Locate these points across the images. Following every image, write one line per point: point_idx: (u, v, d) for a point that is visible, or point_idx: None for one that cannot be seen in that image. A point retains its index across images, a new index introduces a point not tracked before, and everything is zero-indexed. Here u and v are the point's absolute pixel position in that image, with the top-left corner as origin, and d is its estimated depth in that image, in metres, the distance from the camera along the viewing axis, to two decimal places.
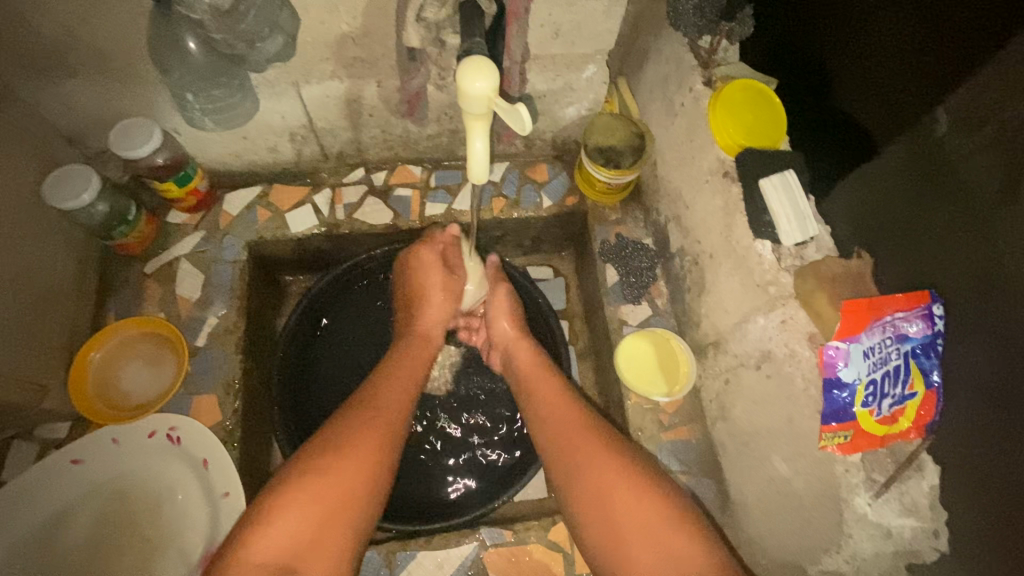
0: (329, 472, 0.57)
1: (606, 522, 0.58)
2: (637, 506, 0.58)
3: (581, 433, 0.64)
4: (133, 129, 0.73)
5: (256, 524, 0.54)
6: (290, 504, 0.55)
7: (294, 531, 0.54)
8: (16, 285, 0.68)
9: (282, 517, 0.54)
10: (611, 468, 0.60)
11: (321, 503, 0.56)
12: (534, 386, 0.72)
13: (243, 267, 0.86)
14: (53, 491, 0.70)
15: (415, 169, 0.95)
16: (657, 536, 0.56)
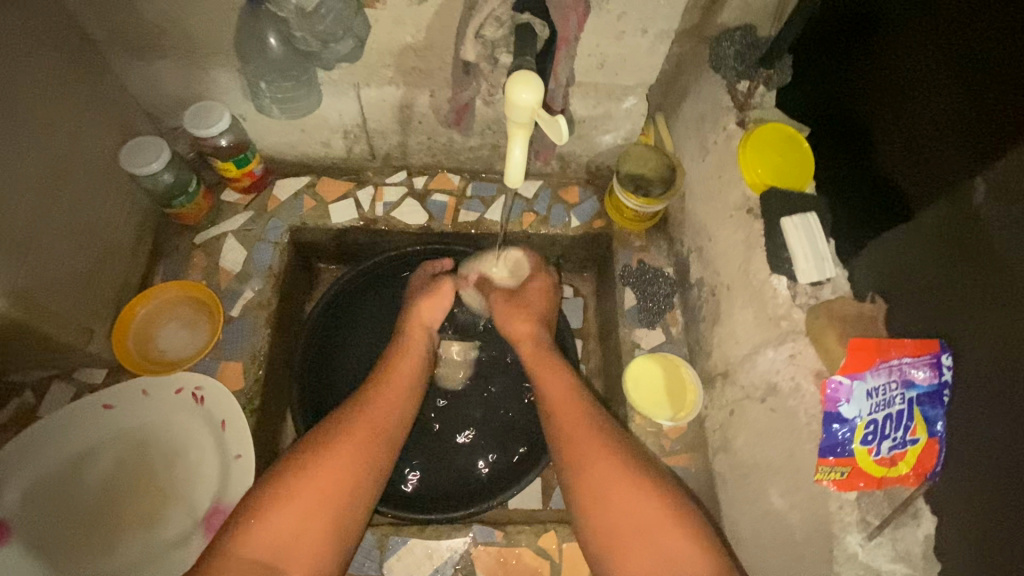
0: (311, 476, 0.60)
1: (607, 519, 0.60)
2: (637, 512, 0.59)
3: (581, 421, 0.67)
4: (207, 110, 0.80)
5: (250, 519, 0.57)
6: (275, 498, 0.58)
7: (279, 525, 0.57)
8: (83, 236, 0.75)
9: (269, 516, 0.57)
10: (609, 480, 0.61)
11: (303, 504, 0.58)
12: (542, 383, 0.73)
13: (283, 248, 0.92)
14: (83, 431, 0.75)
15: (454, 177, 1.00)
16: (656, 550, 0.57)
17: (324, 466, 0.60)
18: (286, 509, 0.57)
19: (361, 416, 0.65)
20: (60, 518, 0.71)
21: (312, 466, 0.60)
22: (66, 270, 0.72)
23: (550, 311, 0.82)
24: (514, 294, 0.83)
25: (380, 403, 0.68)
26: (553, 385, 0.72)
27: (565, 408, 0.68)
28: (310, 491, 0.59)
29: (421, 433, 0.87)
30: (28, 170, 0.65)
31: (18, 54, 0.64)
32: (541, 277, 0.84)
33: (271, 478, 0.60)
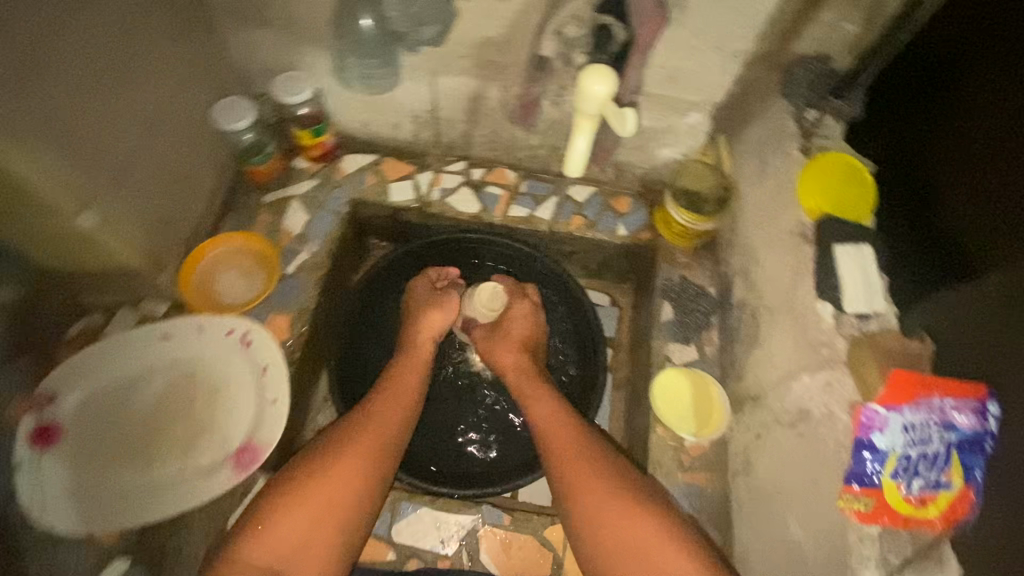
0: (309, 487, 0.62)
1: (606, 542, 0.60)
2: (629, 534, 0.59)
3: (576, 448, 0.67)
4: (293, 80, 0.87)
5: (252, 528, 0.60)
6: (274, 510, 0.61)
7: (282, 535, 0.59)
8: (169, 178, 0.82)
9: (269, 526, 0.60)
10: (601, 504, 0.62)
11: (304, 515, 0.61)
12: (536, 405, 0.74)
13: (342, 218, 0.97)
14: (137, 355, 0.80)
15: (510, 173, 1.03)
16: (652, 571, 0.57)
17: (325, 480, 0.63)
18: (288, 520, 0.60)
19: (360, 430, 0.67)
20: (106, 432, 0.76)
21: (313, 478, 0.63)
22: (150, 206, 0.79)
23: (534, 335, 0.84)
24: (494, 322, 0.85)
25: (381, 418, 0.70)
26: (549, 408, 0.73)
27: (555, 436, 0.69)
28: (310, 503, 0.61)
29: (443, 410, 0.89)
30: (133, 108, 0.73)
31: (142, 6, 0.71)
32: (519, 301, 0.86)
33: (276, 488, 0.63)
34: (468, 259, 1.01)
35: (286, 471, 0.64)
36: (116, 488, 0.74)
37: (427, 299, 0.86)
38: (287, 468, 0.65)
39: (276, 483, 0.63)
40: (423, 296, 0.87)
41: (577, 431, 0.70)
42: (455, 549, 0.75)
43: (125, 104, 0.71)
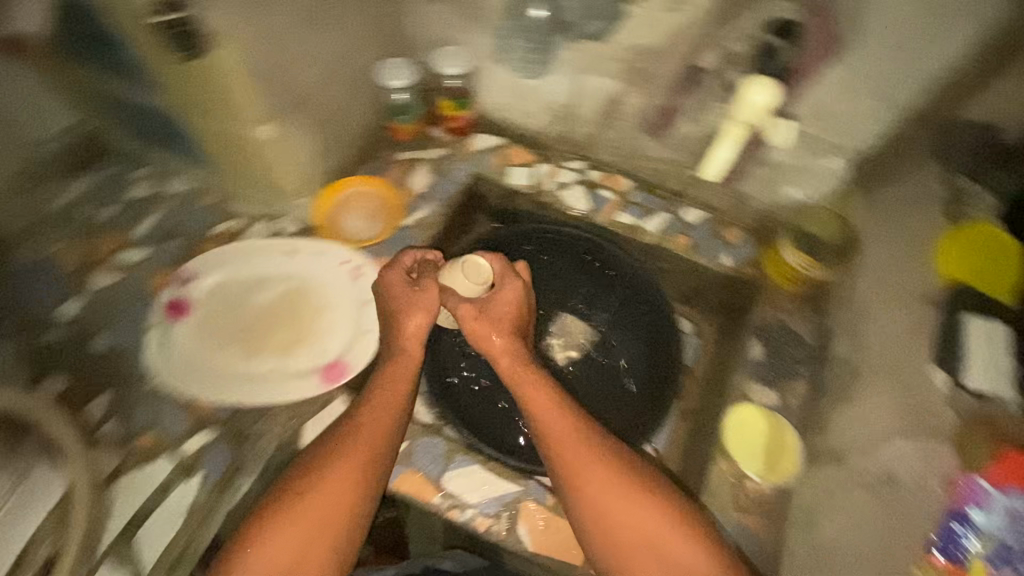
0: (302, 507, 0.66)
1: (610, 548, 0.66)
2: (642, 527, 0.65)
3: (573, 439, 0.68)
4: (450, 53, 0.97)
5: (249, 547, 0.65)
6: (268, 531, 0.65)
7: (279, 557, 0.64)
8: (326, 113, 0.93)
9: (266, 543, 0.65)
10: (609, 503, 0.66)
11: (298, 534, 0.65)
12: (534, 396, 0.71)
13: (461, 188, 1.05)
14: (266, 265, 0.92)
15: (624, 181, 1.05)
16: (663, 560, 0.65)
17: (316, 499, 0.66)
18: (282, 540, 0.65)
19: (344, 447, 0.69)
20: (227, 322, 0.87)
21: (303, 500, 0.66)
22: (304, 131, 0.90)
23: (518, 321, 0.75)
24: (481, 303, 0.75)
25: (365, 433, 0.71)
26: (548, 399, 0.71)
27: (552, 434, 0.69)
28: (305, 523, 0.65)
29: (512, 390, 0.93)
30: None
31: None
32: (510, 282, 0.76)
33: (268, 509, 0.67)
34: (568, 251, 1.03)
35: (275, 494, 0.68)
36: (216, 367, 0.84)
37: (406, 296, 0.77)
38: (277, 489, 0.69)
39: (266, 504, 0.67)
40: (399, 283, 0.78)
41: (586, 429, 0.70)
42: (495, 512, 0.77)
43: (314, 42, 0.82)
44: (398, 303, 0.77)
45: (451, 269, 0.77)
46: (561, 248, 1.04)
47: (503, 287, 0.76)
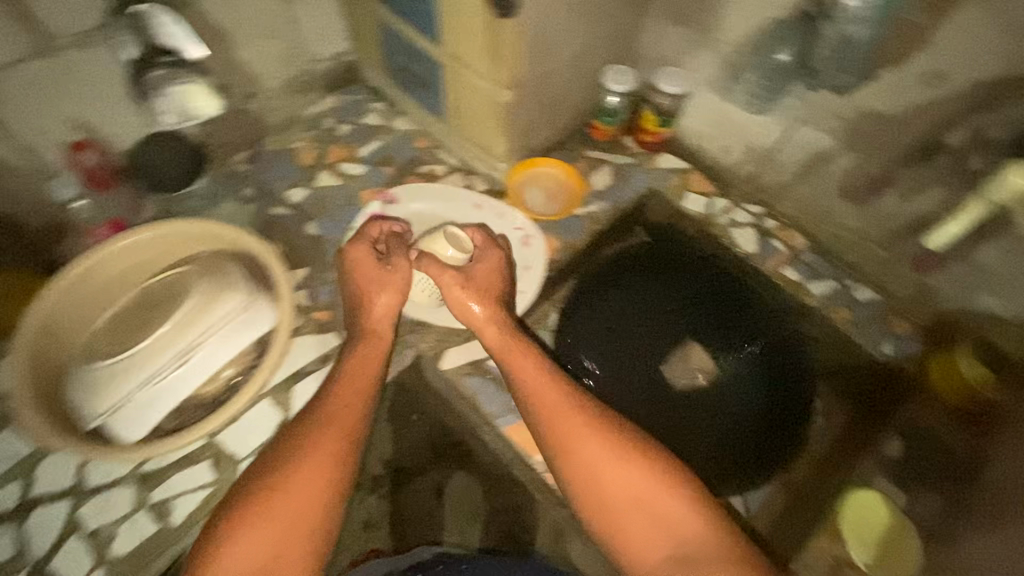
0: (280, 496, 0.65)
1: (601, 507, 0.69)
2: (628, 483, 0.68)
3: (556, 396, 0.74)
4: (672, 75, 1.02)
5: (220, 545, 0.63)
6: (239, 526, 0.64)
7: (251, 556, 0.62)
8: (554, 105, 1.01)
9: (239, 538, 0.63)
10: (598, 459, 0.69)
11: (275, 524, 0.64)
12: (513, 359, 0.79)
13: (638, 197, 1.11)
14: (454, 210, 1.05)
15: (796, 239, 1.07)
16: (652, 515, 0.67)
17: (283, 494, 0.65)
18: (254, 540, 0.63)
19: (307, 433, 0.71)
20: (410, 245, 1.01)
21: (268, 496, 0.65)
22: (534, 116, 0.99)
23: (500, 286, 0.87)
24: (467, 272, 0.86)
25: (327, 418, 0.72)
26: (525, 361, 0.78)
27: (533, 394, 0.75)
28: (283, 512, 0.64)
29: (639, 394, 1.00)
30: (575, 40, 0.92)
31: None
32: (489, 249, 0.89)
33: (231, 514, 0.65)
34: (720, 278, 1.04)
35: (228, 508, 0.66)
36: None
37: (377, 277, 0.84)
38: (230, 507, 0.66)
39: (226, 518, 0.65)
40: (371, 258, 0.85)
41: (563, 386, 0.76)
42: None
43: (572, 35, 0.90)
44: (363, 282, 0.84)
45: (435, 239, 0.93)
46: (716, 288, 1.04)
47: (492, 254, 0.89)
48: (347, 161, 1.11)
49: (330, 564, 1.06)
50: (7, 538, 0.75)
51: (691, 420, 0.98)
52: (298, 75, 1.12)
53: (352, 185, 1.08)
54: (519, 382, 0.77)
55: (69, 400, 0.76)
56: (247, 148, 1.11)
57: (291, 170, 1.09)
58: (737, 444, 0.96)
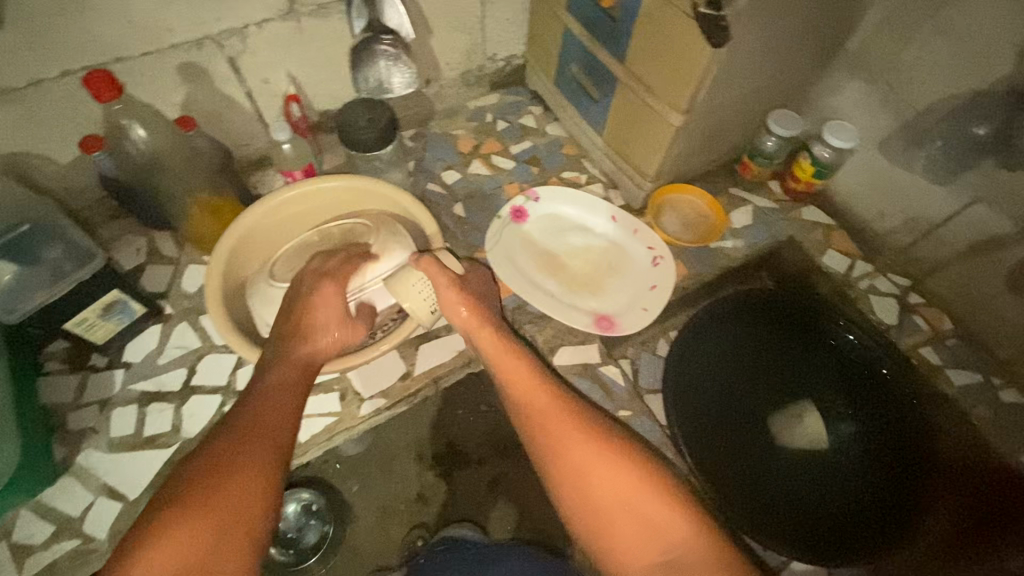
0: (218, 488, 0.62)
1: (586, 511, 0.69)
2: (615, 484, 0.69)
3: (544, 397, 0.76)
4: (842, 129, 1.00)
5: (149, 543, 0.58)
6: (172, 519, 0.60)
7: (186, 547, 0.59)
8: (718, 140, 1.05)
9: (172, 531, 0.59)
10: (587, 460, 0.70)
11: (214, 516, 0.60)
12: (503, 365, 0.80)
13: (776, 241, 1.10)
14: (591, 217, 1.08)
15: (944, 321, 1.02)
16: (638, 522, 0.67)
17: (223, 486, 0.62)
18: (191, 531, 0.59)
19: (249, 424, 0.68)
20: (544, 242, 1.06)
21: (209, 488, 0.62)
22: (695, 147, 1.02)
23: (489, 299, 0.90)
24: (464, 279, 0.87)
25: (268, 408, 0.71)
26: (520, 368, 0.79)
27: (523, 395, 0.77)
28: (221, 503, 0.61)
29: (744, 436, 1.03)
30: (762, 82, 0.95)
31: (825, 28, 0.93)
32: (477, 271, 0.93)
33: (163, 512, 0.61)
34: (855, 343, 1.01)
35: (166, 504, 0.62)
36: (522, 271, 1.02)
37: (340, 311, 0.81)
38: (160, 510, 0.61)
39: (163, 512, 0.61)
40: (326, 301, 0.81)
41: (551, 388, 0.77)
42: None
43: (759, 78, 0.93)
44: (310, 314, 0.80)
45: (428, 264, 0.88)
46: (839, 355, 1.04)
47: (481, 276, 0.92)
48: (498, 154, 1.19)
49: (390, 526, 1.18)
50: (166, 414, 0.86)
51: (792, 475, 1.00)
52: (473, 70, 1.22)
53: (500, 176, 1.16)
54: (510, 389, 0.78)
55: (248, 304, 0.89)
56: (413, 127, 1.22)
57: (448, 153, 1.18)
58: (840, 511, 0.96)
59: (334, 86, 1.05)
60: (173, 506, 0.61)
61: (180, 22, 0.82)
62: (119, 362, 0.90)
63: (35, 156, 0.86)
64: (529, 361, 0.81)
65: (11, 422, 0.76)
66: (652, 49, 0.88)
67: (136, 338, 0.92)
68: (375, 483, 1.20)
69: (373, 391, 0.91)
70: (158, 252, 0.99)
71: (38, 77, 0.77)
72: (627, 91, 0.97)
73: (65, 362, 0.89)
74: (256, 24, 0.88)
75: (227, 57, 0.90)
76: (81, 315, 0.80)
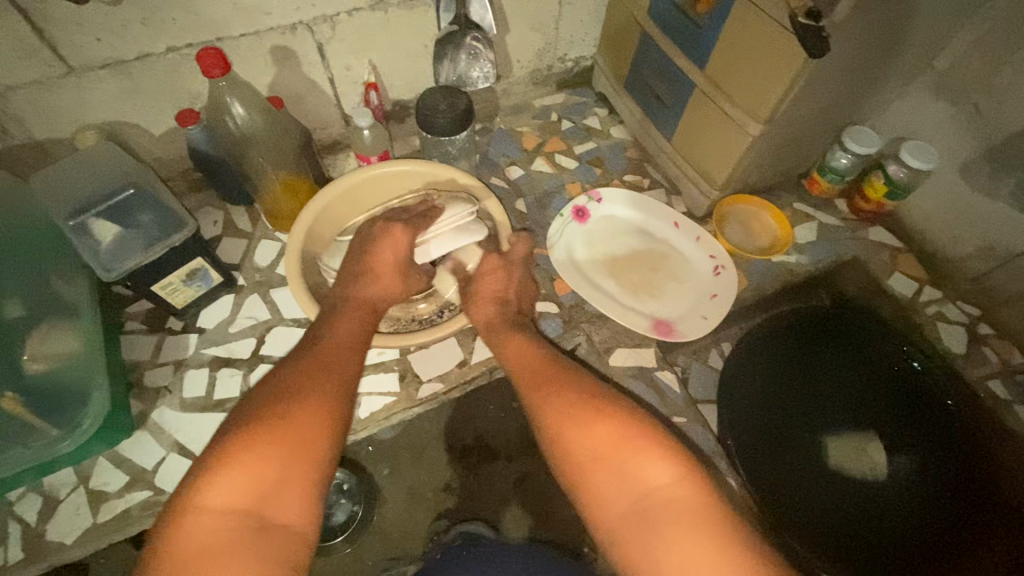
0: (274, 425, 0.62)
1: (599, 494, 0.65)
2: (614, 440, 0.66)
3: (560, 378, 0.75)
4: (922, 150, 0.97)
5: (208, 477, 0.58)
6: (232, 454, 0.60)
7: (244, 483, 0.58)
8: (790, 154, 1.04)
9: (231, 464, 0.59)
10: (603, 433, 0.67)
11: (276, 452, 0.60)
12: (522, 359, 0.81)
13: (840, 258, 1.08)
14: (653, 220, 1.08)
15: (1013, 356, 1.00)
16: (636, 483, 0.64)
17: (288, 424, 0.62)
18: (249, 468, 0.59)
19: (311, 365, 0.70)
20: (605, 244, 1.06)
21: (273, 422, 0.62)
22: (767, 159, 1.01)
23: (511, 290, 0.92)
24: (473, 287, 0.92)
25: (327, 357, 0.72)
26: (538, 359, 0.80)
27: (538, 380, 0.76)
28: (279, 438, 0.61)
29: (798, 452, 1.01)
30: (843, 96, 0.93)
31: (915, 45, 0.91)
32: (490, 260, 0.93)
33: (219, 446, 0.61)
34: (915, 368, 1.00)
35: (229, 432, 0.62)
36: (582, 270, 1.03)
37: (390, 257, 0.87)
38: (223, 437, 0.61)
39: (219, 448, 0.61)
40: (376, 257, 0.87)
41: (568, 371, 0.76)
42: None
43: (841, 93, 0.92)
44: (363, 274, 0.86)
45: (464, 232, 0.93)
46: (900, 377, 1.02)
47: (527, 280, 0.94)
48: (561, 154, 1.19)
49: (422, 512, 1.20)
50: (236, 380, 0.90)
51: (846, 493, 0.99)
52: (542, 69, 1.23)
53: (562, 175, 1.16)
54: (524, 377, 0.77)
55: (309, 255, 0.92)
56: (480, 122, 1.24)
57: (512, 150, 1.20)
58: (895, 531, 0.94)
59: (410, 77, 1.08)
60: (232, 438, 0.61)
61: (279, 6, 0.86)
62: (193, 327, 0.94)
63: (132, 126, 0.90)
64: (557, 355, 0.81)
65: (103, 371, 0.80)
66: (738, 58, 0.87)
67: (210, 306, 0.96)
68: (408, 468, 1.23)
69: (432, 376, 0.93)
70: (234, 226, 1.03)
71: (146, 51, 0.82)
72: (704, 98, 0.97)
73: (144, 323, 0.94)
74: (348, 11, 0.91)
75: (316, 43, 0.93)
76: (168, 279, 0.85)
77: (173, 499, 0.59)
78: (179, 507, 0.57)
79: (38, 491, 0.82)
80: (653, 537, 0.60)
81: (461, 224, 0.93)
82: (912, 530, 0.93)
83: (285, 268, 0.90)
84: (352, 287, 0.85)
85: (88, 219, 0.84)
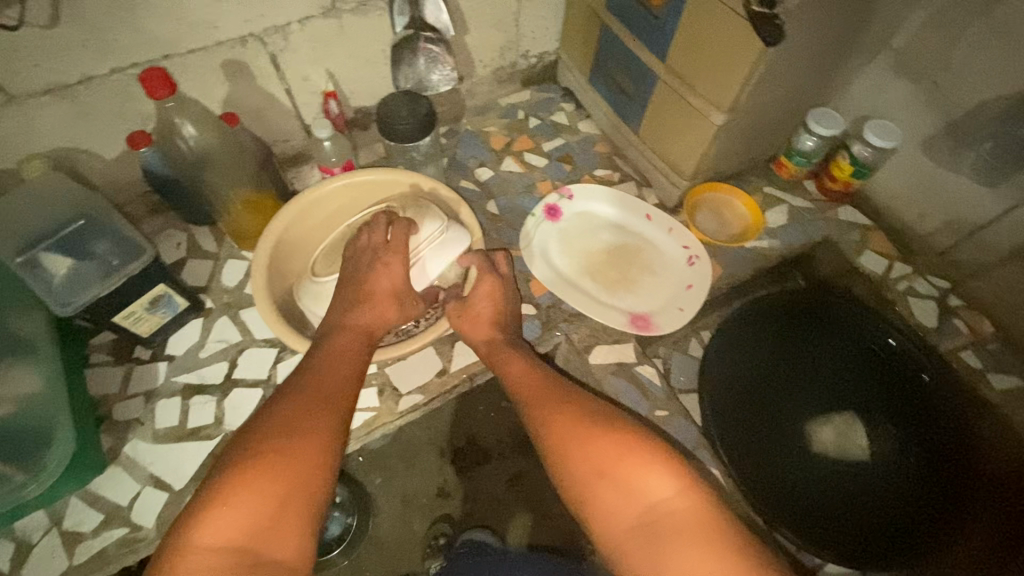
0: (268, 459, 0.61)
1: (602, 509, 0.64)
2: (621, 455, 0.65)
3: (558, 396, 0.75)
4: (885, 129, 0.98)
5: (202, 517, 0.57)
6: (226, 491, 0.58)
7: (238, 520, 0.57)
8: (757, 139, 1.04)
9: (226, 501, 0.57)
10: (603, 447, 0.66)
11: (272, 489, 0.59)
12: (522, 381, 0.79)
13: (812, 240, 1.09)
14: (625, 214, 1.08)
15: (984, 326, 1.02)
16: (647, 504, 0.62)
17: (284, 458, 0.61)
18: (243, 504, 0.57)
19: (304, 396, 0.69)
20: (579, 241, 1.06)
21: (269, 457, 0.61)
22: (735, 146, 1.01)
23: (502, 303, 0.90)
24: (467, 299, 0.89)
25: (322, 387, 0.70)
26: (536, 378, 0.79)
27: (537, 399, 0.75)
28: (274, 472, 0.60)
29: (782, 434, 1.01)
30: (805, 80, 0.94)
31: (872, 24, 0.91)
32: (484, 274, 0.90)
33: (213, 484, 0.59)
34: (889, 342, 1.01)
35: (225, 466, 0.61)
36: (558, 269, 1.02)
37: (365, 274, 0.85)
38: (218, 473, 0.60)
39: (213, 485, 0.59)
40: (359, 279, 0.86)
41: (566, 389, 0.76)
42: None
43: (803, 77, 0.92)
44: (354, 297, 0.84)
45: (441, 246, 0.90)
46: (876, 353, 1.03)
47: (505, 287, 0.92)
48: (530, 152, 1.18)
49: (416, 518, 1.19)
50: (210, 407, 0.88)
51: (832, 471, 0.98)
52: (505, 67, 1.22)
53: (532, 173, 1.15)
54: (524, 398, 0.77)
55: (276, 272, 0.90)
56: (446, 124, 1.22)
57: (481, 150, 1.18)
58: (880, 504, 0.95)
59: (370, 82, 1.06)
60: (225, 474, 0.60)
61: (226, 20, 0.83)
62: (162, 354, 0.91)
63: (82, 152, 0.87)
64: (557, 375, 0.80)
65: (66, 411, 0.77)
66: (699, 48, 0.87)
67: (178, 332, 0.93)
68: (398, 475, 1.21)
69: (411, 388, 0.92)
70: (198, 247, 1.00)
71: (89, 73, 0.78)
72: (667, 89, 0.96)
73: (110, 355, 0.91)
74: (299, 20, 0.89)
75: (269, 55, 0.90)
76: (129, 308, 0.82)
77: (164, 542, 0.56)
78: (170, 549, 0.55)
79: (10, 538, 0.79)
80: (655, 549, 0.60)
81: (436, 241, 0.90)
82: (896, 502, 0.94)
83: (252, 287, 0.88)
84: (337, 313, 0.83)
85: (38, 254, 0.82)
